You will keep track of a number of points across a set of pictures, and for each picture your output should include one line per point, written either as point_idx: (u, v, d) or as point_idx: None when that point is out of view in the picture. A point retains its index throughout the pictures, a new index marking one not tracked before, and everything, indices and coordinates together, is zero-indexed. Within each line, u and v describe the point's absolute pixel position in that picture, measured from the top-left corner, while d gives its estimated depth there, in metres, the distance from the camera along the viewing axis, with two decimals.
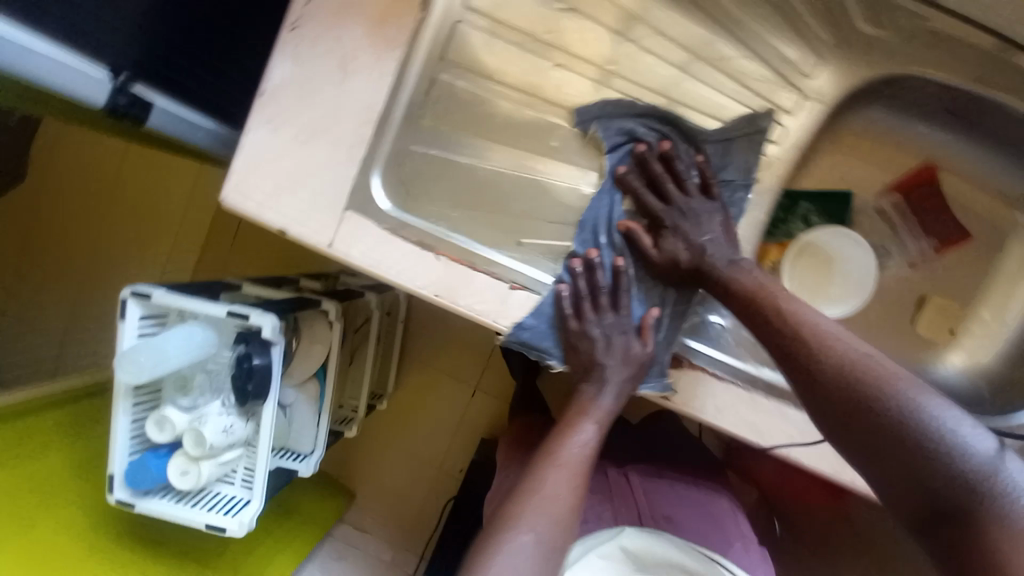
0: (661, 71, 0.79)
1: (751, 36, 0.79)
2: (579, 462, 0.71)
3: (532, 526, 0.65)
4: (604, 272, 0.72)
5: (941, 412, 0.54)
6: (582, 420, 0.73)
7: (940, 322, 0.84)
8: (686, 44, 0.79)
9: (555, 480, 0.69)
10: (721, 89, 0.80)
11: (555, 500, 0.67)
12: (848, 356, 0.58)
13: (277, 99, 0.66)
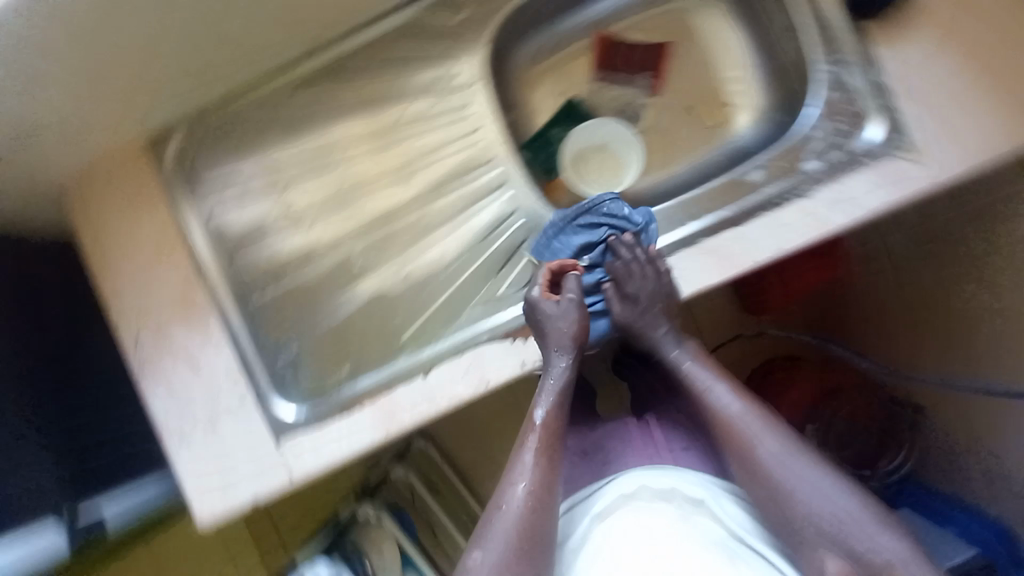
0: (394, 142, 0.86)
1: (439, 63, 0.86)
2: (546, 447, 0.67)
3: (511, 515, 0.62)
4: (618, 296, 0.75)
5: (792, 469, 0.62)
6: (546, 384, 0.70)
7: (711, 107, 0.94)
8: (365, 138, 0.86)
9: (529, 469, 0.65)
10: (418, 138, 0.86)
11: (535, 497, 0.64)
12: (746, 440, 0.64)
13: (176, 412, 0.75)
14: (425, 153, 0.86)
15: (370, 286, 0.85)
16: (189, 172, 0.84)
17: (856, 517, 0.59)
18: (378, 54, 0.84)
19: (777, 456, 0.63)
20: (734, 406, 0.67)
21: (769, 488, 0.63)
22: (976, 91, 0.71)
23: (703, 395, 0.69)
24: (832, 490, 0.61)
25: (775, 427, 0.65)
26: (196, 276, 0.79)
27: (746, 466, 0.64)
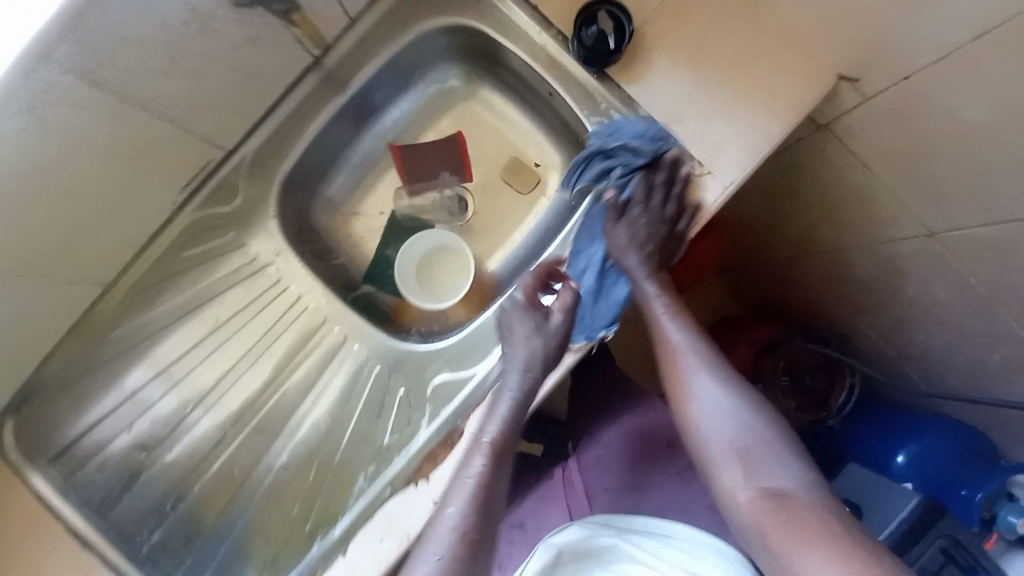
0: (237, 335, 0.89)
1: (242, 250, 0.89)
2: (500, 455, 0.64)
3: (453, 519, 0.59)
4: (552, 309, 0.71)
5: (704, 415, 0.63)
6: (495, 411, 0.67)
7: (520, 174, 0.95)
8: (204, 346, 0.87)
9: (476, 480, 0.61)
10: (257, 325, 0.89)
11: (479, 504, 0.60)
12: (680, 376, 0.67)
13: None
14: (265, 303, 0.89)
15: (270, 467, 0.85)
16: (27, 445, 0.78)
17: (767, 450, 0.59)
18: (174, 264, 0.83)
19: (704, 393, 0.64)
20: (683, 339, 0.69)
21: (693, 421, 0.64)
22: (714, 92, 0.73)
23: (662, 330, 0.71)
24: (726, 433, 0.61)
25: (712, 358, 0.67)
26: (78, 551, 0.73)
27: (681, 403, 0.66)
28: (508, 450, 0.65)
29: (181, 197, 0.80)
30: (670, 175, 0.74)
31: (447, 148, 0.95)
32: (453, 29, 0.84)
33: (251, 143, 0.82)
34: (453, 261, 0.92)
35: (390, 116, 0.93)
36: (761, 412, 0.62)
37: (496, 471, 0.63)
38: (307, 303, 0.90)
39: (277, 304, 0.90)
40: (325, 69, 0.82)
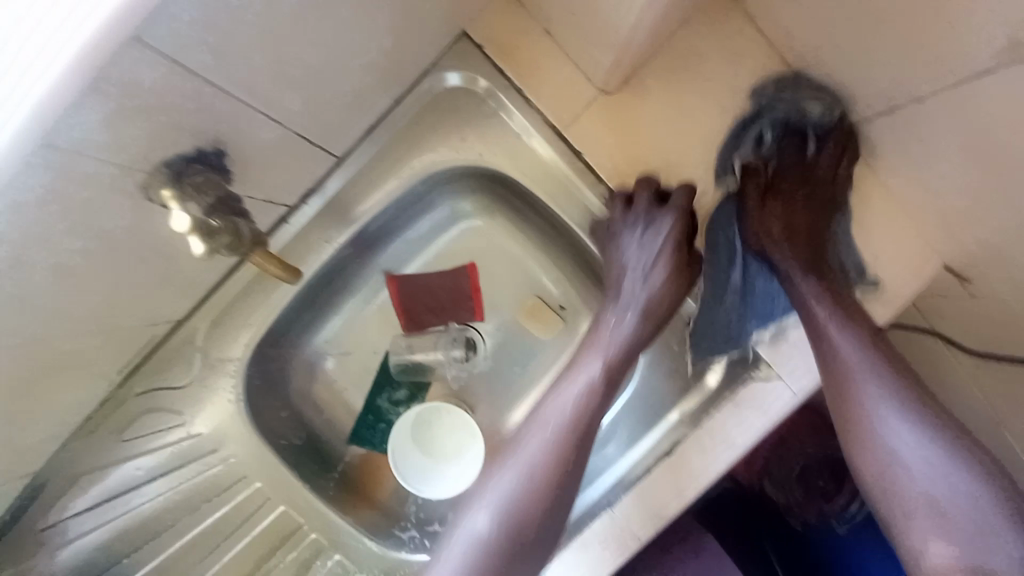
0: (163, 527, 0.68)
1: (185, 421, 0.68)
2: (552, 454, 0.56)
3: (475, 524, 0.55)
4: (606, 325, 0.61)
5: (900, 442, 0.49)
6: (545, 408, 0.59)
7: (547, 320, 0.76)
8: (143, 544, 0.67)
9: (533, 460, 0.56)
10: (212, 516, 0.69)
11: (528, 499, 0.54)
12: (851, 403, 0.51)
13: None
14: (203, 480, 0.69)
15: None
16: None
17: (982, 513, 0.45)
18: (101, 439, 0.65)
19: (891, 419, 0.50)
20: (861, 358, 0.52)
21: (880, 465, 0.50)
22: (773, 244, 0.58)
23: (834, 347, 0.53)
24: (941, 497, 0.47)
25: (904, 396, 0.50)
26: None
27: (863, 442, 0.51)
28: (549, 494, 0.55)
29: (121, 375, 0.63)
30: (730, 285, 0.61)
31: (458, 282, 0.76)
32: (467, 167, 0.66)
33: (213, 307, 0.65)
34: (455, 428, 0.74)
35: (393, 244, 0.74)
36: (978, 475, 0.47)
37: (546, 487, 0.55)
38: (255, 491, 0.69)
39: (217, 487, 0.69)
40: (308, 213, 0.65)
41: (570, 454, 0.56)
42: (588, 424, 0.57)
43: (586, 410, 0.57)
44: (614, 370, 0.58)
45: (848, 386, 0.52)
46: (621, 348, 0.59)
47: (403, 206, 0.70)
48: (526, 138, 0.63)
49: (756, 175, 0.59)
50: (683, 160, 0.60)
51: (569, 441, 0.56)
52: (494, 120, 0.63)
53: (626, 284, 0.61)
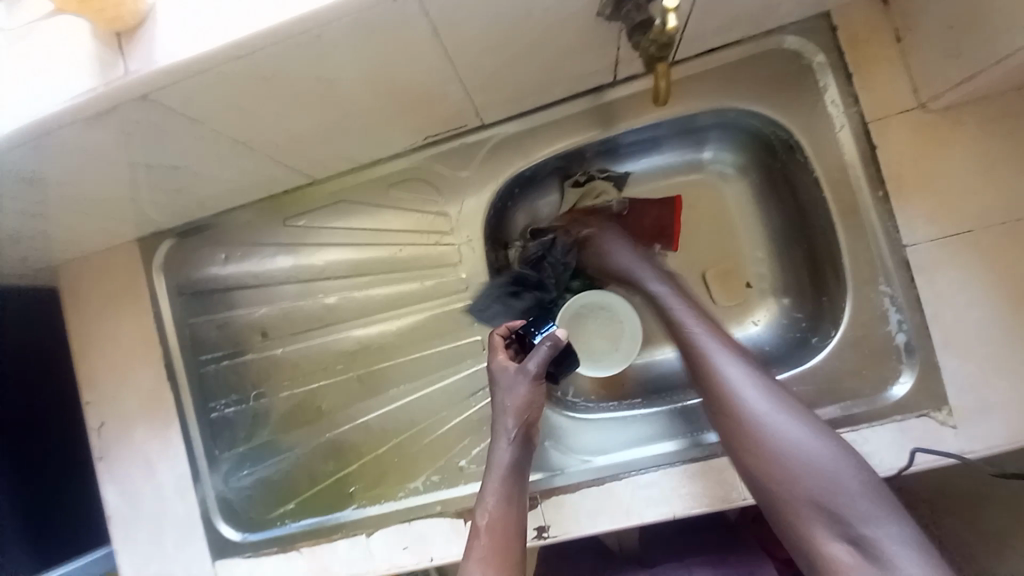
0: (315, 272, 0.86)
1: (423, 203, 0.81)
2: (507, 497, 0.66)
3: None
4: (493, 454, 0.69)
5: (768, 418, 0.63)
6: (483, 508, 0.66)
7: (730, 283, 0.84)
8: (355, 277, 0.85)
9: (493, 517, 0.65)
10: (414, 283, 0.84)
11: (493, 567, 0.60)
12: (727, 389, 0.65)
13: (134, 521, 0.84)
14: (360, 258, 0.84)
15: (339, 425, 0.86)
16: (178, 268, 0.87)
17: (857, 492, 0.58)
18: (314, 192, 0.82)
19: (757, 400, 0.64)
20: (740, 372, 0.66)
21: (773, 443, 0.62)
22: (991, 277, 0.65)
23: (718, 368, 0.67)
24: (842, 483, 0.58)
25: (770, 390, 0.65)
26: (167, 376, 0.86)
27: (757, 433, 0.63)
28: (518, 533, 0.64)
29: (417, 144, 0.77)
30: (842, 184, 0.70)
31: (660, 212, 0.85)
32: (764, 120, 0.73)
33: (509, 127, 0.77)
34: (617, 328, 0.87)
35: (647, 158, 0.84)
36: (839, 453, 0.60)
37: (514, 524, 0.65)
38: (440, 284, 0.83)
39: (395, 267, 0.84)
40: (612, 95, 0.75)
41: (512, 505, 0.66)
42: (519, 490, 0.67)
43: (519, 467, 0.68)
44: (520, 469, 0.68)
45: (711, 370, 0.67)
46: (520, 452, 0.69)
47: (680, 132, 0.79)
48: (835, 119, 0.69)
49: (906, 98, 0.66)
50: (957, 204, 0.66)
51: (513, 497, 0.66)
52: (810, 95, 0.70)
53: (500, 402, 0.70)
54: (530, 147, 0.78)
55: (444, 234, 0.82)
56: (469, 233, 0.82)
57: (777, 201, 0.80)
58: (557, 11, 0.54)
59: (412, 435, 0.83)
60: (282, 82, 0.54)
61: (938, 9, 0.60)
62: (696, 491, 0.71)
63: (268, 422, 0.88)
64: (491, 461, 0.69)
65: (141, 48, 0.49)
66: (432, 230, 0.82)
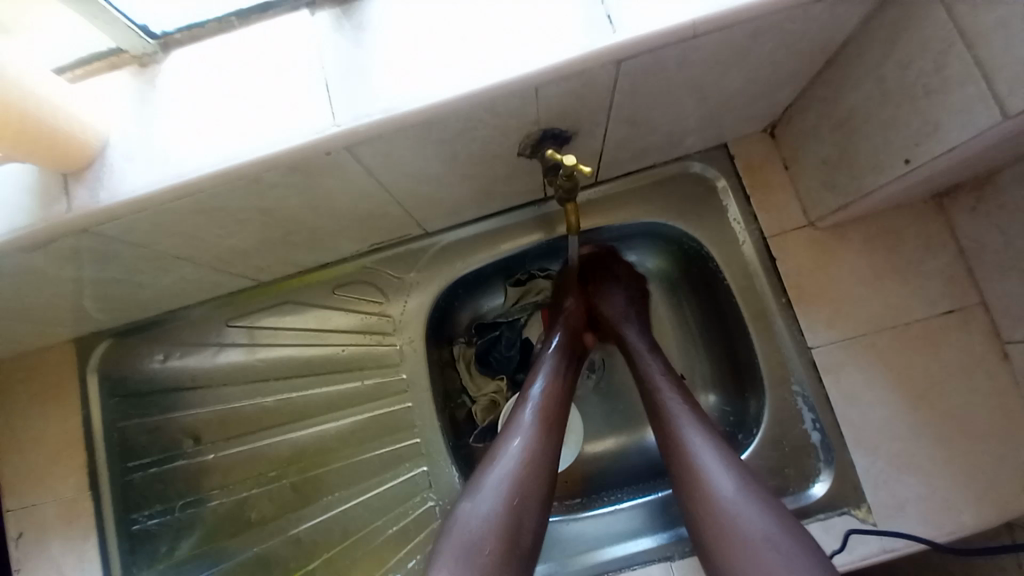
0: (256, 372, 0.86)
1: (368, 304, 0.84)
2: (527, 481, 0.60)
3: (478, 528, 0.57)
4: (526, 406, 0.67)
5: (719, 486, 0.58)
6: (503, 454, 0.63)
7: None
8: (298, 376, 0.85)
9: (517, 464, 0.61)
10: (356, 381, 0.85)
11: (514, 507, 0.59)
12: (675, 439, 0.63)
13: None
14: (304, 359, 0.85)
15: (273, 533, 0.83)
16: (113, 370, 0.84)
17: (786, 545, 0.53)
18: (260, 296, 0.83)
19: (704, 456, 0.61)
20: (705, 448, 0.62)
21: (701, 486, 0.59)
22: (889, 378, 0.71)
23: (678, 422, 0.65)
24: (757, 526, 0.55)
25: (727, 452, 0.61)
26: (89, 488, 0.80)
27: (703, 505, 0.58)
28: (539, 488, 0.61)
29: (362, 250, 0.81)
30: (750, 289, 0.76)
31: None
32: (676, 230, 0.80)
33: (453, 235, 0.82)
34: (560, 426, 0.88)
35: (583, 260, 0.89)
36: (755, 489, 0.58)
37: (535, 482, 0.61)
38: (382, 383, 0.84)
39: (338, 366, 0.85)
40: (547, 208, 0.82)
41: (544, 456, 0.63)
42: (551, 449, 0.64)
43: (552, 418, 0.66)
44: (555, 420, 0.66)
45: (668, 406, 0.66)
46: (557, 399, 0.69)
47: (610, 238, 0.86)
48: (739, 234, 0.77)
49: (799, 217, 0.75)
50: (850, 311, 0.72)
51: (540, 456, 0.63)
52: (717, 212, 0.78)
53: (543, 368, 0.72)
54: (472, 253, 0.83)
55: (387, 334, 0.84)
56: (411, 333, 0.84)
57: (700, 302, 0.86)
58: (483, 150, 0.60)
59: (346, 546, 0.81)
60: (226, 212, 0.58)
61: (814, 147, 0.69)
62: None
63: (197, 533, 0.84)
64: (517, 417, 0.67)
65: (91, 185, 0.53)
66: (376, 330, 0.84)
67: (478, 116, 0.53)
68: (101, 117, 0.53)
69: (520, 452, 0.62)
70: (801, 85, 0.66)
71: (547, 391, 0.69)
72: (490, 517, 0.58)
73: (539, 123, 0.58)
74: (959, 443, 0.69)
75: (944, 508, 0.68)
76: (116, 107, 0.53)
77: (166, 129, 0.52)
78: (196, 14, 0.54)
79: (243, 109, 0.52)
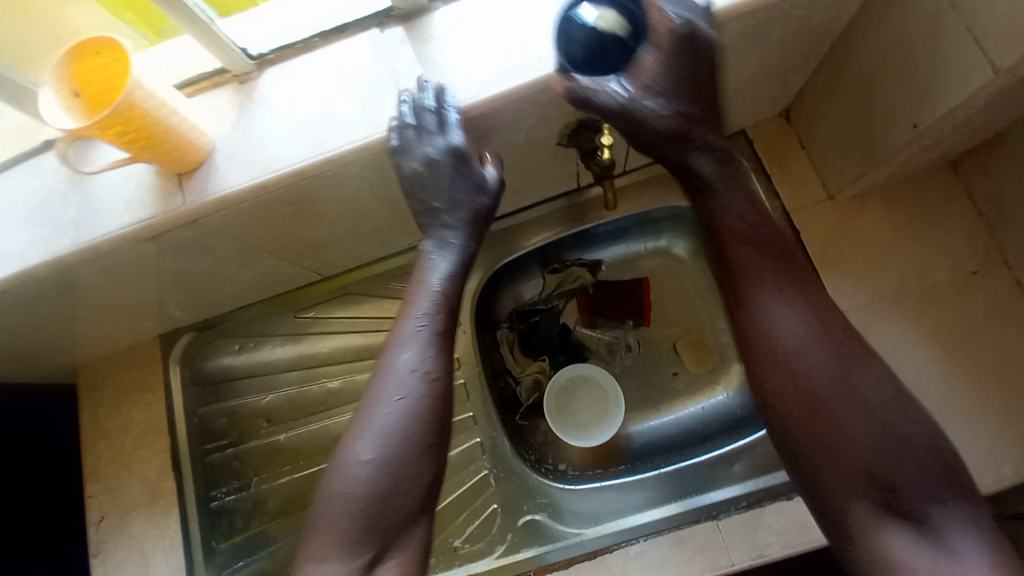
0: (320, 358, 0.94)
1: None
2: (400, 433, 0.61)
3: (383, 425, 0.60)
4: (414, 331, 0.64)
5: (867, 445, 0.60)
6: (394, 368, 0.62)
7: (700, 352, 0.93)
8: (359, 359, 0.94)
9: (402, 412, 0.61)
10: None
11: (401, 455, 0.60)
12: (796, 419, 0.63)
13: None
14: (363, 346, 0.93)
15: None
16: (193, 361, 0.94)
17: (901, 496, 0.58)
18: (323, 288, 0.92)
19: (838, 446, 0.60)
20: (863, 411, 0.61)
21: (836, 460, 0.60)
22: (920, 336, 0.74)
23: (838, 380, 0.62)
24: (901, 542, 0.57)
25: (893, 447, 0.59)
26: (173, 469, 0.88)
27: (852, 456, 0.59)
28: (440, 398, 0.63)
29: (412, 243, 0.89)
30: None
31: (633, 292, 0.95)
32: None
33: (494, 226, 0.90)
34: (600, 397, 0.92)
35: (615, 245, 0.95)
36: (959, 508, 0.57)
37: (435, 390, 0.62)
38: None
39: None
40: (579, 198, 0.89)
41: (443, 384, 0.63)
42: (444, 387, 0.63)
43: (440, 342, 0.64)
44: (447, 331, 0.65)
45: (855, 393, 0.62)
46: (446, 313, 0.66)
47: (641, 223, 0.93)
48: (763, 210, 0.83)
49: (819, 191, 0.80)
50: (875, 275, 0.77)
51: (434, 372, 0.63)
52: None
53: (432, 259, 0.67)
54: (512, 241, 0.91)
55: None
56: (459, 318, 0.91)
57: None
58: (527, 141, 0.69)
59: None
60: (308, 203, 0.67)
61: (828, 124, 0.75)
62: (684, 565, 0.73)
63: (270, 507, 0.92)
64: (399, 359, 0.63)
65: (199, 184, 0.63)
66: None
67: (526, 106, 0.61)
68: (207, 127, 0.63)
69: (408, 368, 0.62)
70: (810, 68, 0.72)
71: (437, 307, 0.65)
72: (391, 410, 0.61)
73: (576, 112, 0.65)
74: (993, 394, 0.71)
75: (985, 459, 0.70)
76: (220, 118, 0.64)
77: (263, 134, 0.62)
78: (287, 37, 0.64)
79: (328, 112, 0.61)
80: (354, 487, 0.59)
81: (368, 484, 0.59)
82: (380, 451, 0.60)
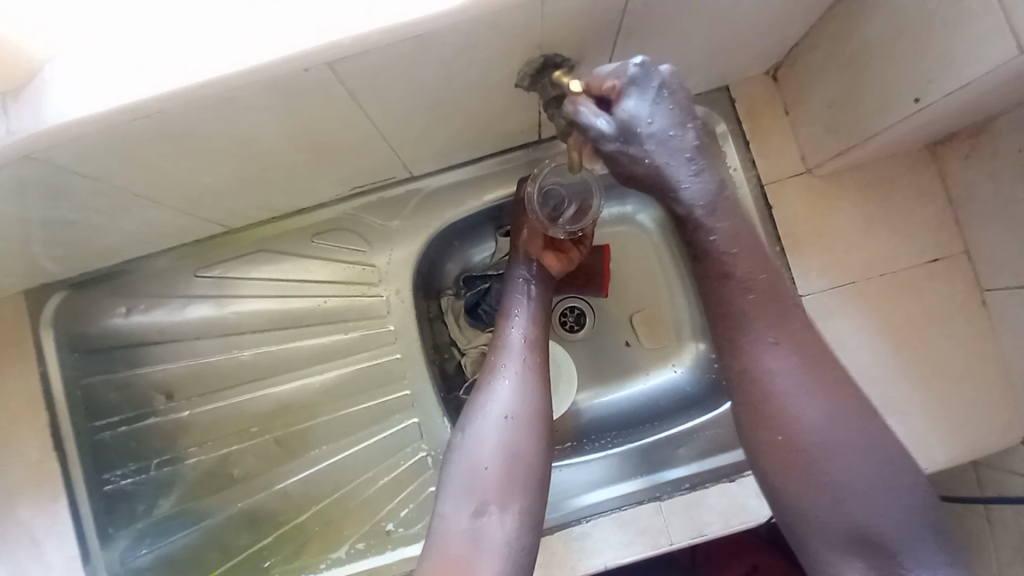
0: (232, 324, 0.81)
1: (352, 252, 0.79)
2: (498, 480, 0.58)
3: (478, 461, 0.59)
4: (514, 379, 0.64)
5: (797, 417, 0.54)
6: (500, 375, 0.64)
7: (656, 326, 0.88)
8: (278, 328, 0.81)
9: (499, 443, 0.60)
10: (339, 334, 0.81)
11: (500, 489, 0.58)
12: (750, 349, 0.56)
13: None
14: (283, 312, 0.80)
15: (258, 487, 0.81)
16: (71, 323, 0.77)
17: (856, 479, 0.51)
18: (234, 243, 0.78)
19: (796, 393, 0.54)
20: (791, 374, 0.55)
21: (794, 440, 0.53)
22: (875, 325, 0.72)
23: (746, 347, 0.56)
24: (836, 463, 0.52)
25: (813, 385, 0.54)
26: (54, 448, 0.74)
27: (784, 433, 0.54)
28: (539, 418, 0.62)
29: (342, 194, 0.75)
30: None
31: (592, 259, 0.85)
32: None
33: (441, 179, 0.77)
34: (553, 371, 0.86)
35: None
36: (846, 428, 0.53)
37: (532, 432, 0.61)
38: (368, 335, 0.81)
39: (322, 317, 0.81)
40: (540, 152, 0.78)
41: (534, 407, 0.62)
42: (539, 411, 0.63)
43: (540, 364, 0.66)
44: (541, 346, 0.68)
45: (774, 380, 0.55)
46: (536, 342, 0.68)
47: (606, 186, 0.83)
48: (737, 181, 0.76)
49: (798, 164, 0.74)
50: (842, 258, 0.73)
51: (533, 363, 0.66)
52: (715, 159, 0.76)
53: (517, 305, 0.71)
54: (462, 197, 0.78)
55: (373, 284, 0.80)
56: (398, 284, 0.80)
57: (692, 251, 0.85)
58: (481, 77, 0.55)
59: (337, 498, 0.80)
60: (195, 139, 0.52)
61: (820, 88, 0.67)
62: (622, 545, 0.72)
63: (178, 489, 0.81)
64: (493, 390, 0.63)
65: (32, 103, 0.46)
66: (360, 279, 0.80)
67: (480, 29, 0.47)
68: (46, 27, 0.46)
69: (508, 395, 0.63)
70: (810, 20, 0.63)
71: (529, 322, 0.70)
72: (486, 448, 0.60)
73: (542, 46, 0.53)
74: (933, 386, 0.71)
75: (917, 447, 0.71)
76: (57, 12, 0.46)
77: (121, 39, 0.46)
78: None
79: (211, 16, 0.45)
80: (449, 547, 0.55)
81: (464, 541, 0.55)
82: (487, 509, 0.57)
